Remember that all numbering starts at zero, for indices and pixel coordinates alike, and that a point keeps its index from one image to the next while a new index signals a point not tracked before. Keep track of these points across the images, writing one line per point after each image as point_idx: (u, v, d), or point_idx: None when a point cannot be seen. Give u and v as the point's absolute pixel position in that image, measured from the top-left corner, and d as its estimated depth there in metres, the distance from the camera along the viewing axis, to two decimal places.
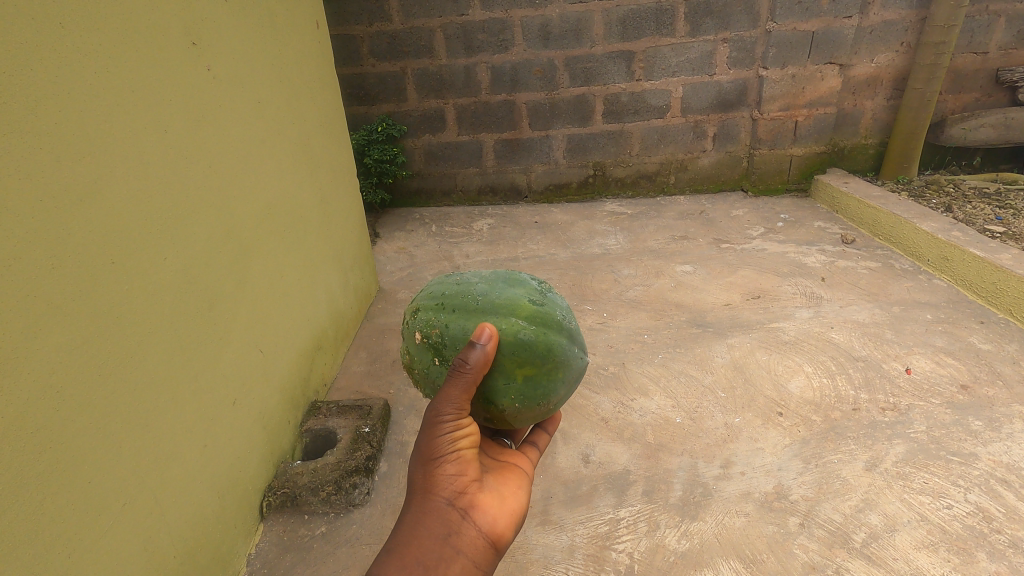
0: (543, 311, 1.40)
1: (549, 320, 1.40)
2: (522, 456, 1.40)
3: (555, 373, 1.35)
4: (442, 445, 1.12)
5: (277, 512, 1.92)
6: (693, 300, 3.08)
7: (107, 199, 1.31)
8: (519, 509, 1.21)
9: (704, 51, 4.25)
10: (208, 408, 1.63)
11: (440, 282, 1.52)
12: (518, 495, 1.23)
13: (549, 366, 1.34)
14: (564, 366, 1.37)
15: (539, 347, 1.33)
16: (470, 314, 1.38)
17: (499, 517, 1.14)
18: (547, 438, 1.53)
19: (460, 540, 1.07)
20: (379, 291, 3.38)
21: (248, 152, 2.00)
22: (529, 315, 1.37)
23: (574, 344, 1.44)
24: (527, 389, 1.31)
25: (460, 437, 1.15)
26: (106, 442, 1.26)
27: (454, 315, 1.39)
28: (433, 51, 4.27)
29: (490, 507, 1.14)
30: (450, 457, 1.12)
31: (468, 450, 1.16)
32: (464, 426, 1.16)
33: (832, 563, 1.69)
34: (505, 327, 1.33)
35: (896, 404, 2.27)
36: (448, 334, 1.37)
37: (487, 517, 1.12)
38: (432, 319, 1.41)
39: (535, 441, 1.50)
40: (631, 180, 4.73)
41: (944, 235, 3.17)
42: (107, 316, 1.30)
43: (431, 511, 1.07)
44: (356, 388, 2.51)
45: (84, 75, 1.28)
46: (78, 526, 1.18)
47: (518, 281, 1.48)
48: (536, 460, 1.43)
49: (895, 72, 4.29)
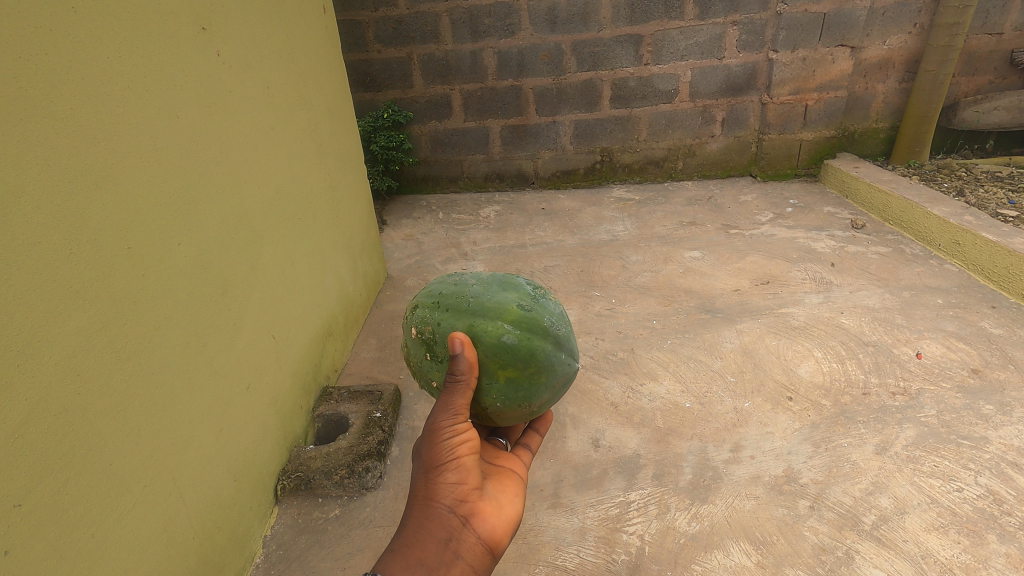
0: (531, 316, 1.39)
1: (536, 325, 1.39)
2: (515, 458, 1.38)
3: (538, 377, 1.34)
4: (443, 452, 1.13)
5: (292, 495, 1.94)
6: (702, 286, 3.07)
7: (123, 185, 1.33)
8: (516, 517, 1.21)
9: (713, 34, 4.21)
10: (223, 393, 1.65)
11: (439, 280, 1.52)
12: (514, 503, 1.22)
13: (531, 369, 1.33)
14: (549, 371, 1.37)
15: (521, 350, 1.32)
16: (460, 315, 1.37)
17: (498, 524, 1.15)
18: (538, 439, 1.50)
19: (460, 546, 1.08)
20: (387, 278, 3.39)
21: (258, 137, 2.00)
22: (516, 319, 1.37)
23: (562, 350, 1.42)
24: (509, 390, 1.31)
25: (460, 443, 1.16)
26: (125, 425, 1.28)
27: (446, 314, 1.39)
28: (439, 36, 4.23)
29: (490, 515, 1.14)
30: (450, 464, 1.13)
31: (469, 457, 1.16)
32: (464, 433, 1.17)
33: (841, 545, 1.70)
34: (490, 330, 1.33)
35: (906, 389, 2.26)
36: (438, 332, 1.37)
37: (486, 524, 1.13)
38: (426, 316, 1.42)
39: (529, 442, 1.48)
40: (638, 166, 4.70)
41: (956, 220, 3.15)
42: (124, 302, 1.31)
43: (432, 516, 1.08)
44: (366, 373, 2.53)
45: (98, 59, 1.28)
46: (99, 507, 1.20)
47: (513, 285, 1.47)
48: (528, 463, 1.41)
49: (907, 53, 4.22)
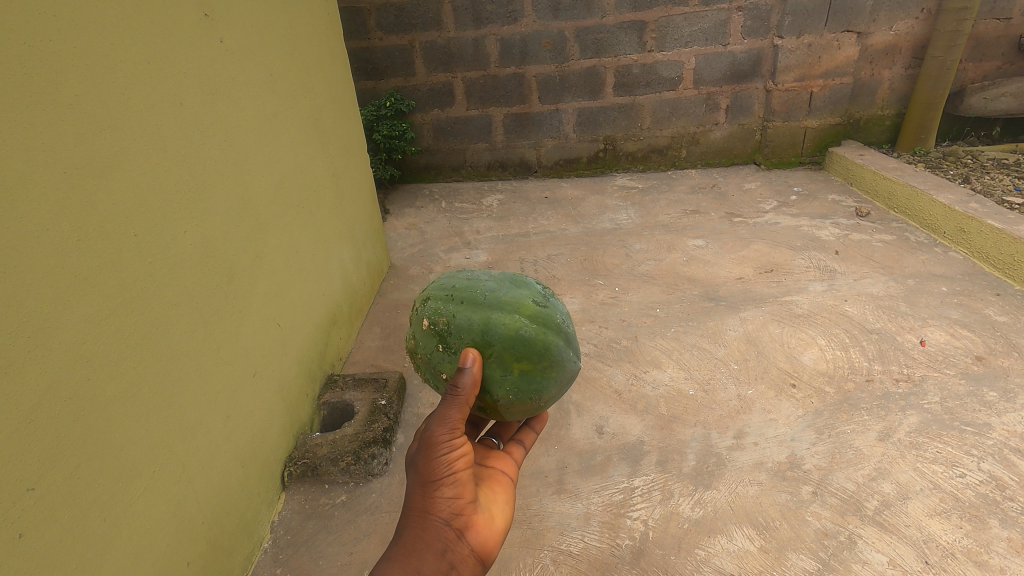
0: (545, 313, 1.42)
1: (550, 321, 1.42)
2: (506, 457, 1.41)
3: (551, 371, 1.36)
4: (439, 468, 1.13)
5: (298, 482, 1.96)
6: (705, 275, 3.07)
7: (129, 174, 1.33)
8: (506, 525, 1.24)
9: (718, 20, 4.16)
10: (230, 380, 1.66)
11: (450, 275, 1.53)
12: (505, 512, 1.25)
13: (545, 363, 1.35)
14: (560, 366, 1.38)
15: (537, 344, 1.35)
16: (476, 307, 1.38)
17: (491, 537, 1.17)
18: (533, 436, 1.52)
19: (455, 557, 1.10)
20: (391, 266, 3.39)
21: (262, 125, 1.99)
22: (531, 314, 1.40)
23: (571, 347, 1.44)
24: (522, 383, 1.32)
25: (456, 459, 1.16)
26: (135, 412, 1.29)
27: (462, 307, 1.39)
28: (441, 23, 4.19)
29: (483, 527, 1.16)
30: (447, 480, 1.13)
31: (464, 471, 1.17)
32: (459, 447, 1.17)
33: (844, 530, 1.72)
34: (507, 323, 1.35)
35: (909, 375, 2.27)
36: (453, 323, 1.37)
37: (479, 536, 1.15)
38: (440, 308, 1.41)
39: (522, 438, 1.50)
40: (642, 154, 4.68)
41: (961, 207, 3.13)
42: (131, 291, 1.31)
43: (429, 528, 1.09)
44: (370, 362, 2.54)
45: (100, 46, 1.27)
46: (110, 493, 1.21)
47: (524, 283, 1.50)
48: (519, 461, 1.44)
49: (914, 39, 4.17)
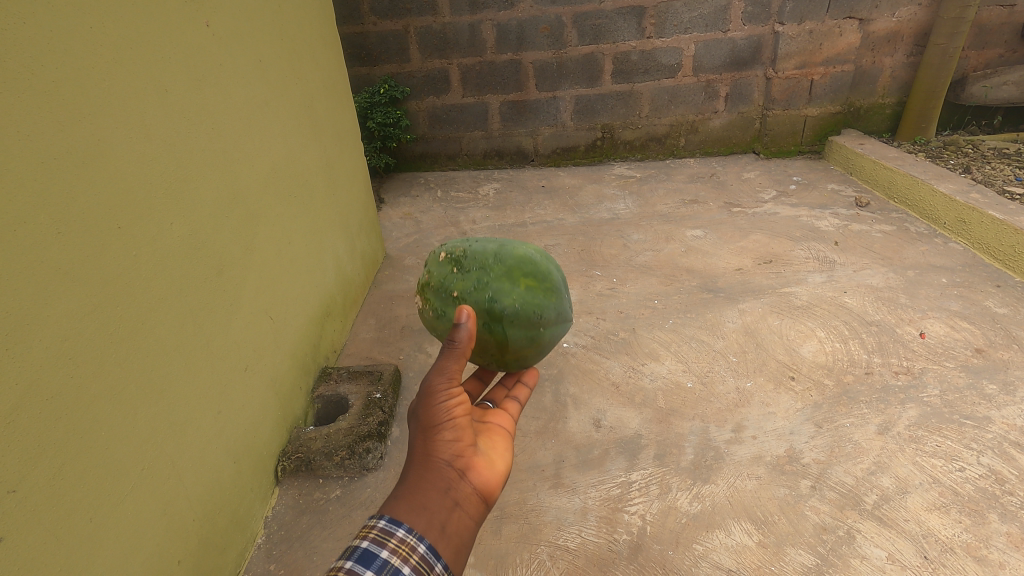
0: (546, 253, 1.57)
1: (550, 261, 1.57)
2: (501, 412, 1.34)
3: (551, 294, 1.46)
4: (439, 412, 1.11)
5: (292, 476, 1.93)
6: (704, 265, 3.04)
7: (113, 163, 1.28)
8: (507, 469, 1.20)
9: (718, 6, 4.10)
10: (221, 376, 1.63)
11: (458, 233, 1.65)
12: (505, 457, 1.21)
13: (548, 286, 1.46)
14: (559, 295, 1.48)
15: (541, 267, 1.47)
16: (487, 239, 1.51)
17: (492, 477, 1.14)
18: (527, 391, 1.46)
19: (459, 495, 1.06)
20: (385, 256, 3.35)
21: (252, 114, 1.94)
22: (536, 249, 1.54)
23: (566, 291, 1.56)
24: (528, 296, 1.40)
25: (455, 404, 1.13)
26: (122, 409, 1.26)
27: (474, 239, 1.51)
28: (436, 8, 4.11)
29: (484, 468, 1.13)
30: (447, 424, 1.11)
31: (463, 417, 1.14)
32: (458, 395, 1.14)
33: (843, 524, 1.70)
34: (517, 248, 1.48)
35: (909, 368, 2.26)
36: (468, 249, 1.46)
37: (481, 476, 1.11)
38: (454, 242, 1.52)
39: (516, 395, 1.43)
40: (640, 143, 4.63)
41: (962, 197, 3.10)
42: (117, 283, 1.27)
43: (432, 469, 1.06)
44: (365, 354, 2.51)
45: (80, 31, 1.22)
46: (97, 495, 1.18)
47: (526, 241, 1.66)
48: (515, 414, 1.36)
49: (917, 26, 4.11)
